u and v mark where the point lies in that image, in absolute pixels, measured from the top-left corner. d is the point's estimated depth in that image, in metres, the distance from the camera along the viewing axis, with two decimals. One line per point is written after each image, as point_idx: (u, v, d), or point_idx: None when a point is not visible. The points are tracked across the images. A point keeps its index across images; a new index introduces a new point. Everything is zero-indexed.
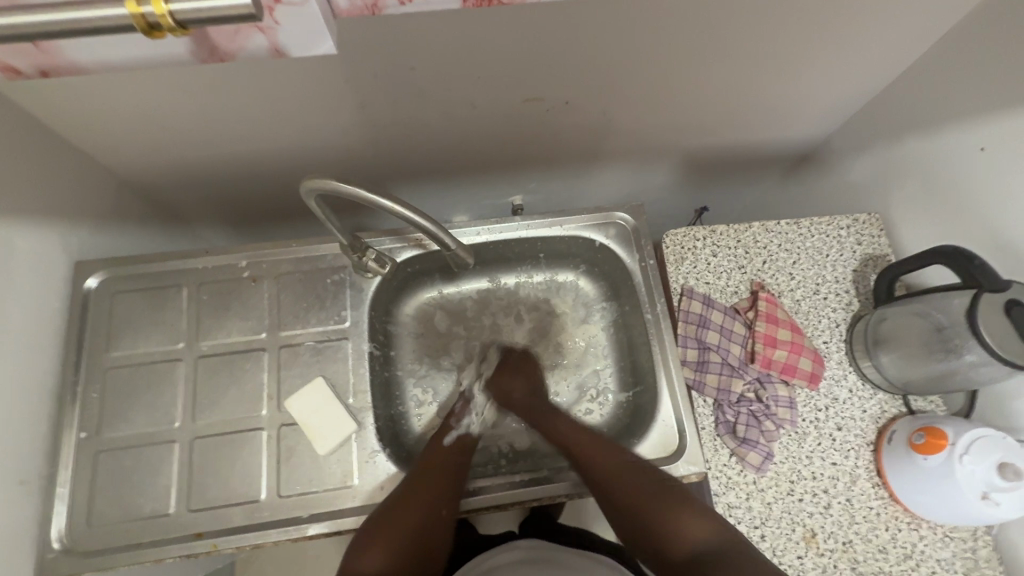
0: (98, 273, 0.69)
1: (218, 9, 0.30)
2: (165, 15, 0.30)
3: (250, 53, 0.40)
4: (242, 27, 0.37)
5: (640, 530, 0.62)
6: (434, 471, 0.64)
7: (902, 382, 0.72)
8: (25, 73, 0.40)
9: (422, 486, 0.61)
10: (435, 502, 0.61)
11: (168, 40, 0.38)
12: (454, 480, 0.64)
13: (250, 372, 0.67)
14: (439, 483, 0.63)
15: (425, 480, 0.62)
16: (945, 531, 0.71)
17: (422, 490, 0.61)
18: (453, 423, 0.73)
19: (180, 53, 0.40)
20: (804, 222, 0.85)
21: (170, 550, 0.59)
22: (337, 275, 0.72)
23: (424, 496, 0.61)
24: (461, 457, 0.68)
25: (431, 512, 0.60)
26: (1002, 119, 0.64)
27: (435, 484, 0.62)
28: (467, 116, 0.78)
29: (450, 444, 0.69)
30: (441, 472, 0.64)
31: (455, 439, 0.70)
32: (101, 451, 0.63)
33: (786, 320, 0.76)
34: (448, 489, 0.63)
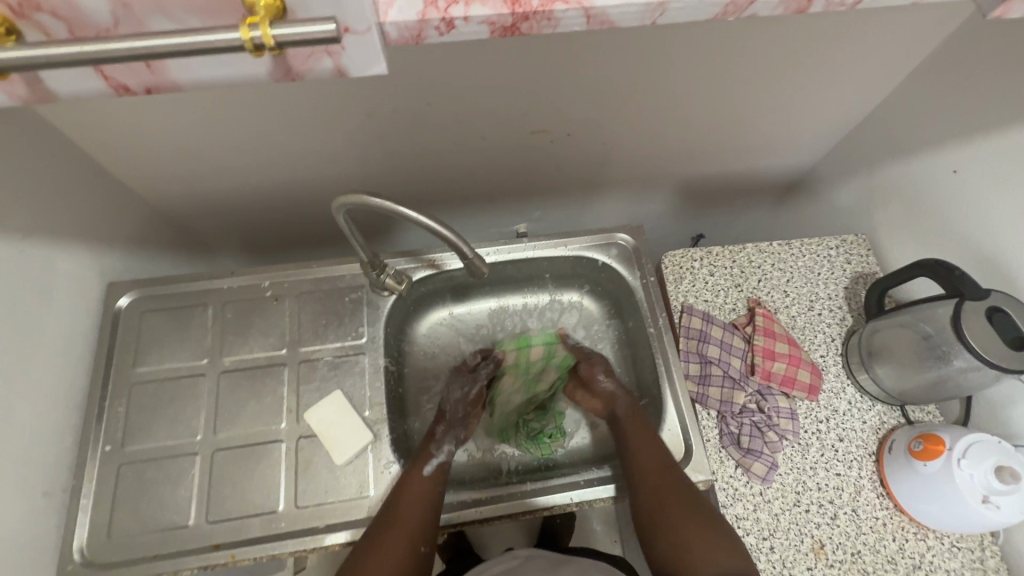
0: (129, 293, 0.73)
1: (316, 33, 0.33)
2: (270, 38, 0.33)
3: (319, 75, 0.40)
4: (314, 50, 0.37)
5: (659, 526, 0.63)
6: (411, 509, 0.61)
7: (898, 392, 0.75)
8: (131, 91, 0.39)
9: (399, 530, 0.60)
10: (415, 543, 0.60)
11: (249, 63, 0.38)
12: (433, 516, 0.62)
13: (270, 386, 0.70)
14: (417, 519, 0.61)
15: (401, 524, 0.60)
16: (952, 541, 0.72)
17: (398, 533, 0.60)
18: (434, 449, 0.69)
19: (257, 74, 0.39)
20: (795, 243, 0.90)
21: (189, 560, 0.60)
22: (355, 293, 0.76)
23: (400, 539, 0.59)
24: (439, 487, 0.65)
25: (411, 555, 0.60)
26: (972, 143, 0.70)
27: (411, 528, 0.60)
28: (477, 147, 0.84)
29: (430, 473, 0.65)
30: (420, 507, 0.62)
31: (435, 469, 0.66)
32: (124, 463, 0.65)
33: (783, 334, 0.80)
34: (429, 525, 0.62)
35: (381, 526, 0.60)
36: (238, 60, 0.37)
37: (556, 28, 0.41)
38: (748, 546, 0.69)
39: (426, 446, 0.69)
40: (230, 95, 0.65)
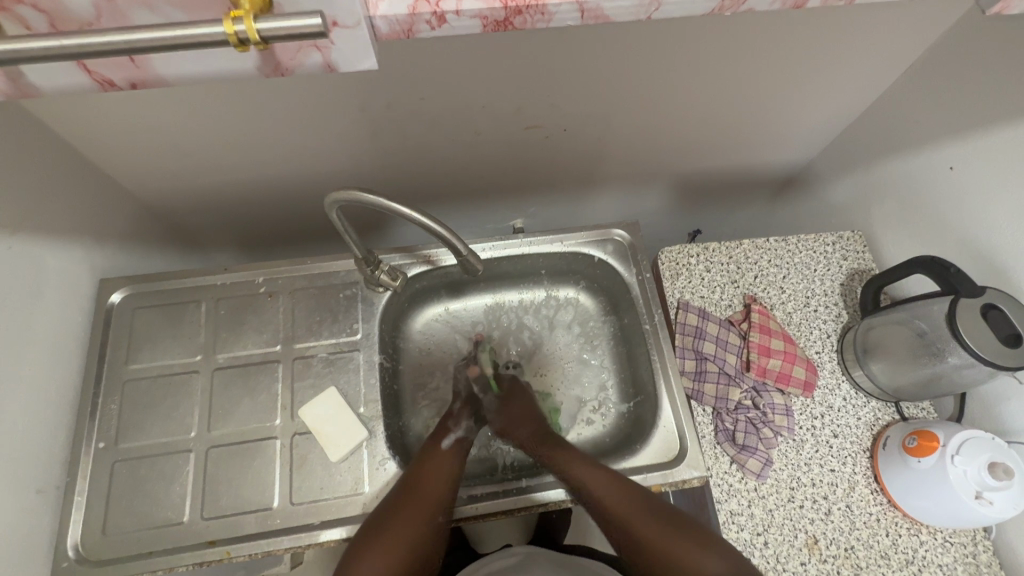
0: (122, 289, 0.73)
1: (303, 27, 0.32)
2: (255, 32, 0.32)
3: (307, 69, 0.39)
4: (302, 45, 0.37)
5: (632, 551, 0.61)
6: (433, 479, 0.64)
7: (893, 388, 0.75)
8: (115, 86, 0.39)
9: (422, 496, 0.62)
10: (436, 510, 0.62)
11: (234, 57, 0.37)
12: (453, 487, 0.65)
13: (264, 384, 0.69)
14: (438, 489, 0.64)
15: (421, 493, 0.62)
16: (944, 536, 0.72)
17: (420, 500, 0.61)
18: (452, 424, 0.73)
19: (243, 68, 0.38)
20: (791, 239, 0.90)
21: (182, 558, 0.60)
22: (350, 290, 0.75)
23: (422, 506, 0.61)
24: (458, 461, 0.68)
25: (430, 523, 0.61)
26: (969, 140, 0.70)
27: (431, 497, 0.62)
28: (472, 143, 0.83)
29: (449, 446, 0.70)
30: (439, 478, 0.65)
31: (452, 443, 0.70)
32: (118, 460, 0.64)
33: (778, 330, 0.80)
34: (447, 496, 0.64)
35: (401, 495, 0.62)
36: (223, 54, 0.37)
37: (549, 23, 0.41)
38: (742, 541, 0.69)
39: (444, 425, 0.73)
40: (221, 90, 0.64)
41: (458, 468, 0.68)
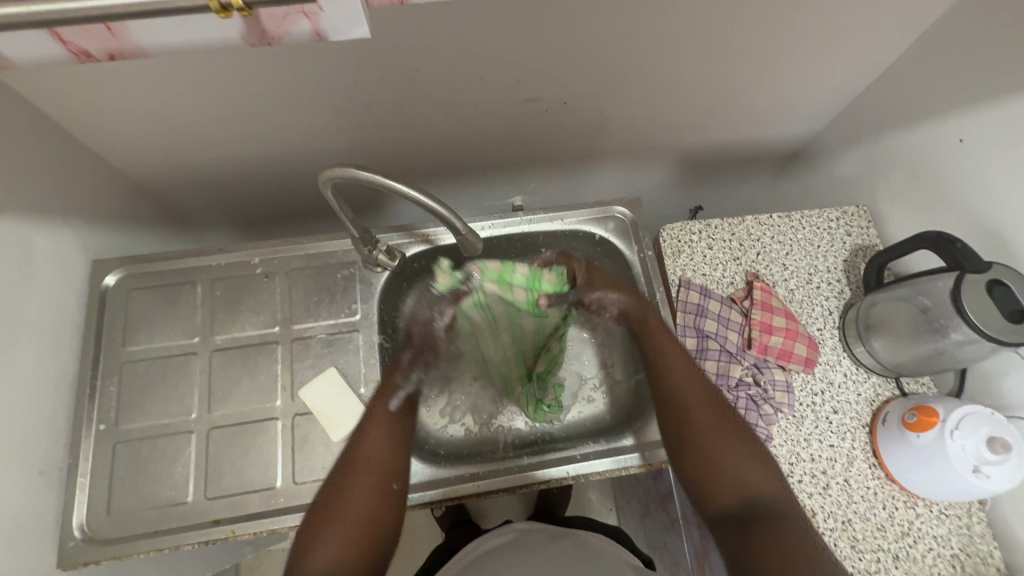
0: (116, 271, 0.71)
1: None
2: None
3: (295, 38, 0.37)
4: (290, 11, 0.35)
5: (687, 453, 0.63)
6: (374, 446, 0.61)
7: (894, 364, 0.75)
8: (93, 57, 0.36)
9: (364, 467, 0.58)
10: (383, 478, 0.59)
11: (217, 23, 0.35)
12: (399, 449, 0.62)
13: (263, 364, 0.69)
14: (382, 455, 0.60)
15: (362, 462, 0.59)
16: (940, 509, 0.73)
17: (361, 473, 0.58)
18: (399, 380, 0.67)
19: (228, 36, 0.36)
20: (795, 215, 0.89)
21: (188, 537, 0.60)
22: (348, 270, 0.74)
23: (366, 475, 0.58)
24: (404, 424, 0.64)
25: (382, 494, 0.58)
26: (980, 111, 0.68)
27: (374, 463, 0.59)
28: (470, 117, 0.81)
29: (396, 407, 0.65)
30: (382, 445, 0.61)
31: (400, 402, 0.66)
32: (119, 442, 0.64)
33: (780, 307, 0.79)
34: (395, 461, 0.60)
35: (340, 478, 0.58)
36: (206, 21, 0.34)
37: None
38: None
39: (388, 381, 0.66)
40: (208, 63, 0.62)
41: (404, 430, 0.64)
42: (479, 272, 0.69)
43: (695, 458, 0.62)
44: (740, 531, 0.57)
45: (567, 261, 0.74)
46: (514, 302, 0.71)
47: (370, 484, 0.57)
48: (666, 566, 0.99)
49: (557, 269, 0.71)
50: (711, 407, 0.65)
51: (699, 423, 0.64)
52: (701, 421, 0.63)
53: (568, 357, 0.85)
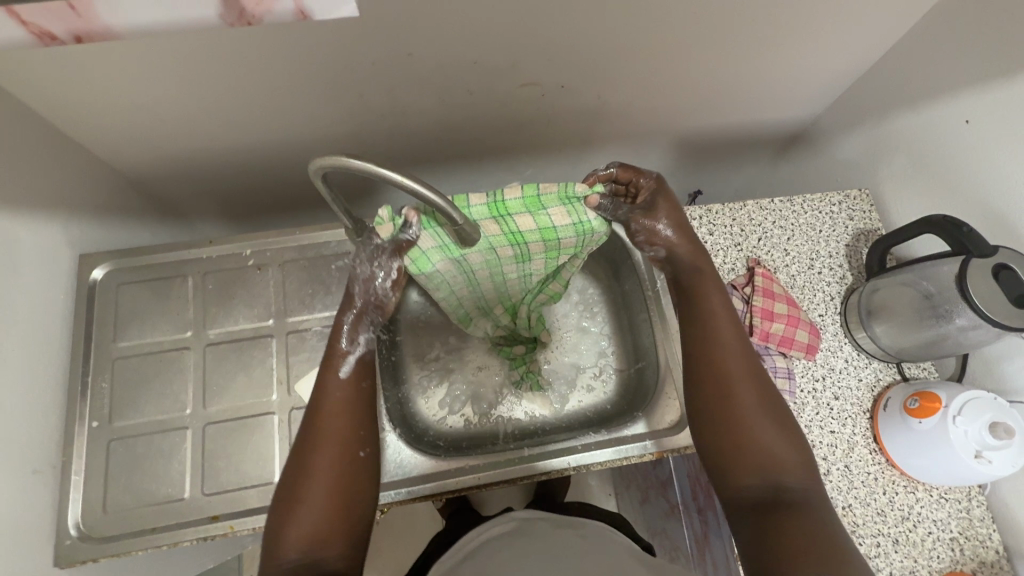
0: (104, 264, 0.70)
1: None
2: None
3: (278, 19, 0.35)
4: None
5: (710, 423, 0.58)
6: (334, 415, 0.57)
7: (896, 350, 0.75)
8: (58, 40, 0.34)
9: (327, 439, 0.55)
10: (348, 446, 0.56)
11: None
12: (361, 414, 0.58)
13: (258, 358, 0.68)
14: (343, 423, 0.57)
15: (324, 432, 0.56)
16: (940, 493, 0.74)
17: (323, 446, 0.55)
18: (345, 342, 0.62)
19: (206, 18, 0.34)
20: (797, 199, 0.87)
21: (186, 533, 0.59)
22: (342, 260, 0.73)
23: (330, 447, 0.55)
24: (365, 385, 0.61)
25: (349, 463, 0.55)
26: (989, 92, 0.66)
27: (337, 432, 0.56)
28: (465, 102, 0.79)
29: (348, 373, 0.60)
30: (343, 413, 0.57)
31: (353, 367, 0.61)
32: (113, 438, 0.63)
33: (782, 294, 0.78)
34: (359, 428, 0.57)
35: (302, 454, 0.55)
36: None
37: None
38: None
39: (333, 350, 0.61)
40: (191, 47, 0.60)
41: (363, 392, 0.60)
42: (416, 217, 0.57)
43: (722, 433, 0.57)
44: (757, 514, 0.51)
45: (630, 176, 0.63)
46: (489, 236, 0.60)
47: (332, 456, 0.54)
48: (666, 550, 0.99)
49: (565, 211, 0.58)
50: (754, 382, 0.59)
51: (736, 396, 0.58)
52: (740, 393, 0.58)
53: (569, 347, 0.83)
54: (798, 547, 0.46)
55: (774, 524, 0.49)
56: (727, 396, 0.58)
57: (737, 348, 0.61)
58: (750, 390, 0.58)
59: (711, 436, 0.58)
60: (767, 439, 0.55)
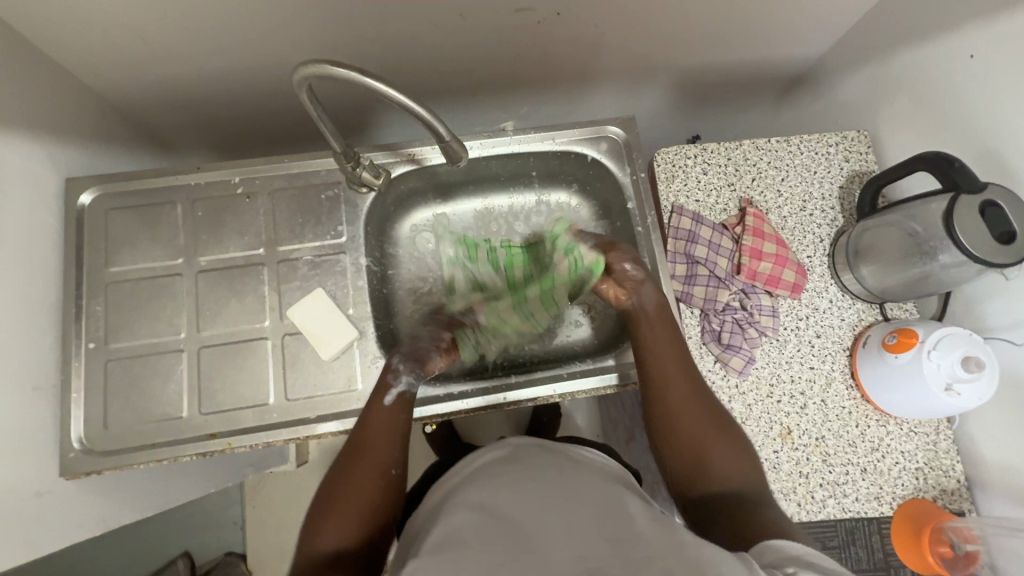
0: (91, 189, 0.69)
1: None
2: None
3: None
4: None
5: (670, 451, 0.60)
6: (376, 438, 0.59)
7: (880, 290, 0.76)
8: None
9: (366, 459, 0.57)
10: (384, 470, 0.57)
11: None
12: (400, 440, 0.60)
13: (250, 286, 0.68)
14: (384, 442, 0.59)
15: (368, 442, 0.58)
16: (911, 427, 0.77)
17: (364, 459, 0.57)
18: (391, 377, 0.63)
19: None
20: (794, 139, 0.86)
21: (186, 449, 0.62)
22: (332, 190, 0.72)
23: (366, 470, 0.56)
24: (406, 414, 0.62)
25: (382, 483, 0.56)
26: (998, 23, 0.65)
27: (379, 449, 0.58)
28: (457, 29, 0.76)
29: (391, 402, 0.62)
30: (387, 427, 0.60)
31: (397, 397, 0.62)
32: (111, 359, 0.65)
33: (772, 234, 0.79)
34: (396, 448, 0.59)
35: (345, 460, 0.58)
36: None
37: None
38: None
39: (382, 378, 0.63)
40: None
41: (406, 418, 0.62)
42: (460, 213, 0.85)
43: (683, 468, 0.58)
44: (717, 516, 0.54)
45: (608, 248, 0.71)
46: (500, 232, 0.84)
47: (362, 500, 0.55)
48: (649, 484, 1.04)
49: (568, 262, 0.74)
50: (699, 399, 0.61)
51: (693, 428, 0.59)
52: (692, 420, 0.59)
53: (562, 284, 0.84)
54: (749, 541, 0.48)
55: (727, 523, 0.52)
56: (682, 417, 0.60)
57: (679, 360, 0.63)
58: (704, 414, 0.60)
59: (673, 462, 0.59)
60: (722, 457, 0.57)
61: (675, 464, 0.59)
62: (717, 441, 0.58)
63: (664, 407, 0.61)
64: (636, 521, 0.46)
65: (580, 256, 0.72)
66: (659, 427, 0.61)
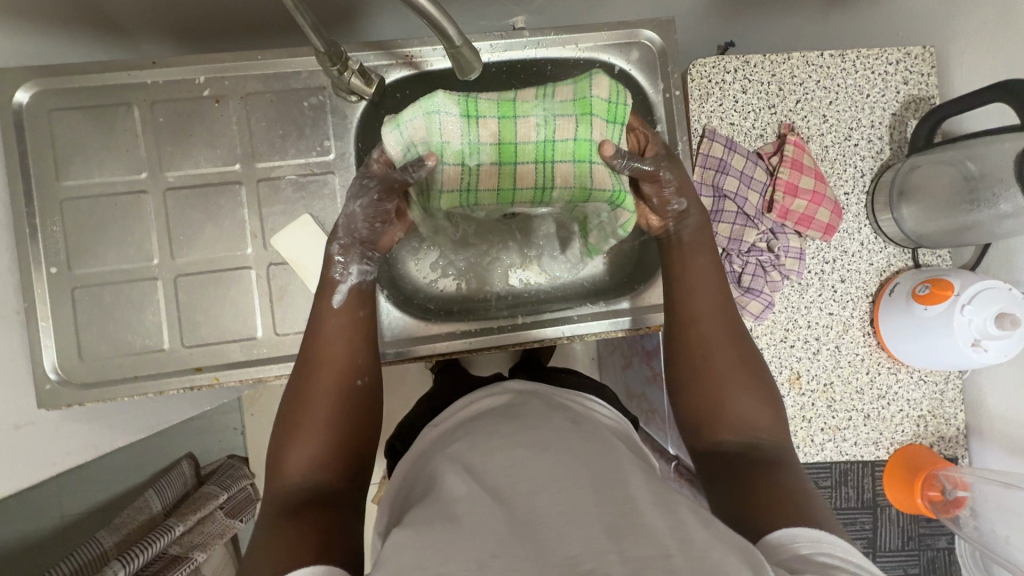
0: (27, 84, 0.58)
1: None
2: None
3: None
4: None
5: (687, 389, 0.56)
6: (331, 343, 0.55)
7: (917, 234, 0.70)
8: None
9: (325, 369, 0.54)
10: (346, 377, 0.54)
11: None
12: (360, 343, 0.56)
13: (228, 209, 0.60)
14: (339, 349, 0.55)
15: (324, 353, 0.55)
16: (921, 375, 0.75)
17: (322, 373, 0.54)
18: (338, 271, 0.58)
19: None
20: (851, 53, 0.74)
21: (170, 383, 0.59)
22: (316, 97, 0.61)
23: (325, 382, 0.53)
24: (363, 309, 0.58)
25: (345, 392, 0.54)
26: None
27: (338, 359, 0.55)
28: None
29: (341, 303, 0.57)
30: (341, 333, 0.56)
31: (347, 297, 0.57)
32: (77, 286, 0.59)
33: (811, 167, 0.71)
34: (357, 354, 0.56)
35: (299, 379, 0.54)
36: None
37: None
38: None
39: (326, 274, 0.59)
40: None
41: (365, 317, 0.58)
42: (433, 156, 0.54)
43: (696, 412, 0.55)
44: (730, 464, 0.50)
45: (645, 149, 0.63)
46: (481, 140, 0.54)
47: (325, 411, 0.52)
48: (643, 413, 1.04)
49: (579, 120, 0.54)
50: (733, 338, 0.58)
51: (719, 369, 0.56)
52: (716, 356, 0.56)
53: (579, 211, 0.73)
54: (760, 495, 0.45)
55: (741, 474, 0.48)
56: (708, 355, 0.56)
57: (713, 290, 0.60)
58: (733, 352, 0.57)
59: (691, 401, 0.56)
60: (741, 401, 0.54)
61: (689, 404, 0.56)
62: (742, 383, 0.55)
63: (682, 339, 0.58)
64: (641, 476, 0.44)
65: (620, 165, 0.57)
66: (672, 361, 0.59)
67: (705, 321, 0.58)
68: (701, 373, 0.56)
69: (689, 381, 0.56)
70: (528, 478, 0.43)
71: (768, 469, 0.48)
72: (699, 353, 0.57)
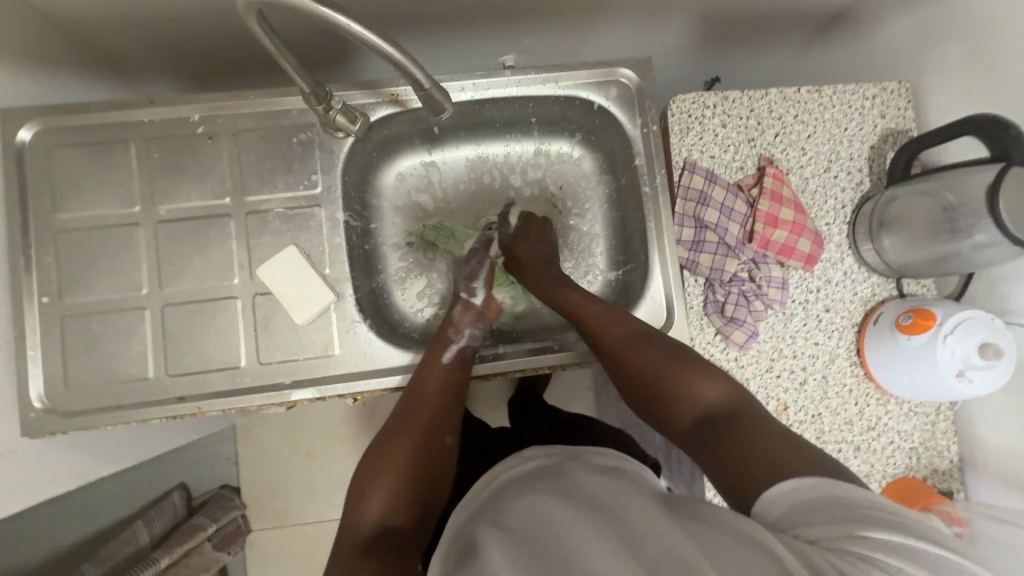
0: (30, 123, 0.61)
1: None
2: None
3: None
4: None
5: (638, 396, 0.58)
6: (431, 395, 0.59)
7: (899, 264, 0.71)
8: None
9: (422, 420, 0.57)
10: (441, 430, 0.57)
11: None
12: (456, 402, 0.60)
13: (217, 240, 0.62)
14: (441, 404, 0.59)
15: (422, 405, 0.58)
16: (911, 407, 0.74)
17: (420, 422, 0.57)
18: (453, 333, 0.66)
19: None
20: (827, 89, 0.76)
21: (153, 412, 0.59)
22: (304, 134, 0.64)
23: (419, 431, 0.56)
24: (462, 374, 0.63)
25: (436, 445, 0.56)
26: None
27: (435, 413, 0.58)
28: None
29: (450, 360, 0.63)
30: (440, 389, 0.60)
31: (455, 354, 0.64)
32: (67, 316, 0.60)
33: (790, 199, 0.72)
34: (451, 412, 0.59)
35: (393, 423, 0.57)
36: None
37: None
38: None
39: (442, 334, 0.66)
40: None
41: (461, 379, 0.62)
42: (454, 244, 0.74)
43: (654, 413, 0.56)
44: (701, 441, 0.50)
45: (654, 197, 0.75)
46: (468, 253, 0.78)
47: (414, 459, 0.54)
48: None
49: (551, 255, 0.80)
50: (650, 340, 0.60)
51: (649, 367, 0.58)
52: (639, 359, 0.59)
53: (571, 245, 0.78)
54: (745, 461, 0.45)
55: (719, 441, 0.48)
56: (637, 359, 0.59)
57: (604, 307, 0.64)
58: (656, 349, 0.59)
59: (646, 404, 0.57)
60: (682, 382, 0.55)
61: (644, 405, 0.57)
62: (678, 371, 0.56)
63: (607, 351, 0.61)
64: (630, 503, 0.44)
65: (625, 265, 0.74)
66: (614, 375, 0.61)
67: (618, 328, 0.62)
68: (638, 379, 0.58)
69: (634, 390, 0.58)
70: (565, 525, 0.41)
71: (732, 431, 0.49)
72: (628, 358, 0.59)
